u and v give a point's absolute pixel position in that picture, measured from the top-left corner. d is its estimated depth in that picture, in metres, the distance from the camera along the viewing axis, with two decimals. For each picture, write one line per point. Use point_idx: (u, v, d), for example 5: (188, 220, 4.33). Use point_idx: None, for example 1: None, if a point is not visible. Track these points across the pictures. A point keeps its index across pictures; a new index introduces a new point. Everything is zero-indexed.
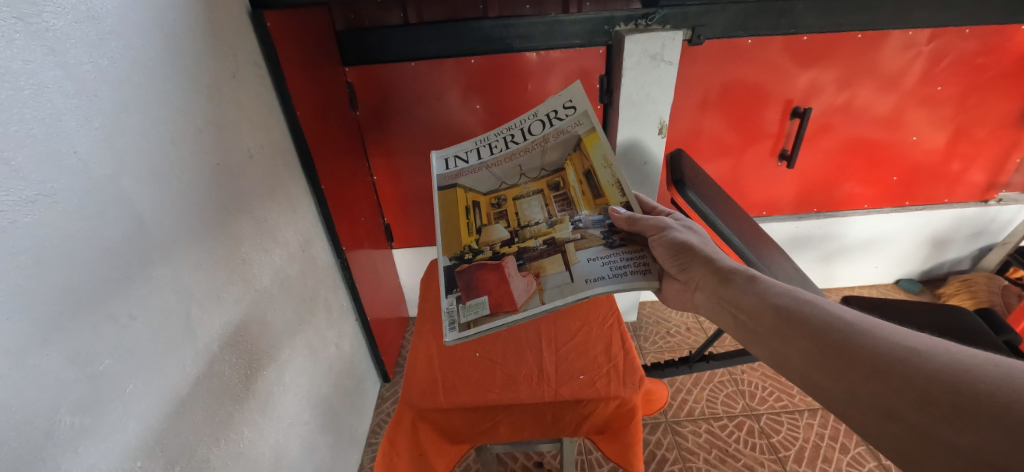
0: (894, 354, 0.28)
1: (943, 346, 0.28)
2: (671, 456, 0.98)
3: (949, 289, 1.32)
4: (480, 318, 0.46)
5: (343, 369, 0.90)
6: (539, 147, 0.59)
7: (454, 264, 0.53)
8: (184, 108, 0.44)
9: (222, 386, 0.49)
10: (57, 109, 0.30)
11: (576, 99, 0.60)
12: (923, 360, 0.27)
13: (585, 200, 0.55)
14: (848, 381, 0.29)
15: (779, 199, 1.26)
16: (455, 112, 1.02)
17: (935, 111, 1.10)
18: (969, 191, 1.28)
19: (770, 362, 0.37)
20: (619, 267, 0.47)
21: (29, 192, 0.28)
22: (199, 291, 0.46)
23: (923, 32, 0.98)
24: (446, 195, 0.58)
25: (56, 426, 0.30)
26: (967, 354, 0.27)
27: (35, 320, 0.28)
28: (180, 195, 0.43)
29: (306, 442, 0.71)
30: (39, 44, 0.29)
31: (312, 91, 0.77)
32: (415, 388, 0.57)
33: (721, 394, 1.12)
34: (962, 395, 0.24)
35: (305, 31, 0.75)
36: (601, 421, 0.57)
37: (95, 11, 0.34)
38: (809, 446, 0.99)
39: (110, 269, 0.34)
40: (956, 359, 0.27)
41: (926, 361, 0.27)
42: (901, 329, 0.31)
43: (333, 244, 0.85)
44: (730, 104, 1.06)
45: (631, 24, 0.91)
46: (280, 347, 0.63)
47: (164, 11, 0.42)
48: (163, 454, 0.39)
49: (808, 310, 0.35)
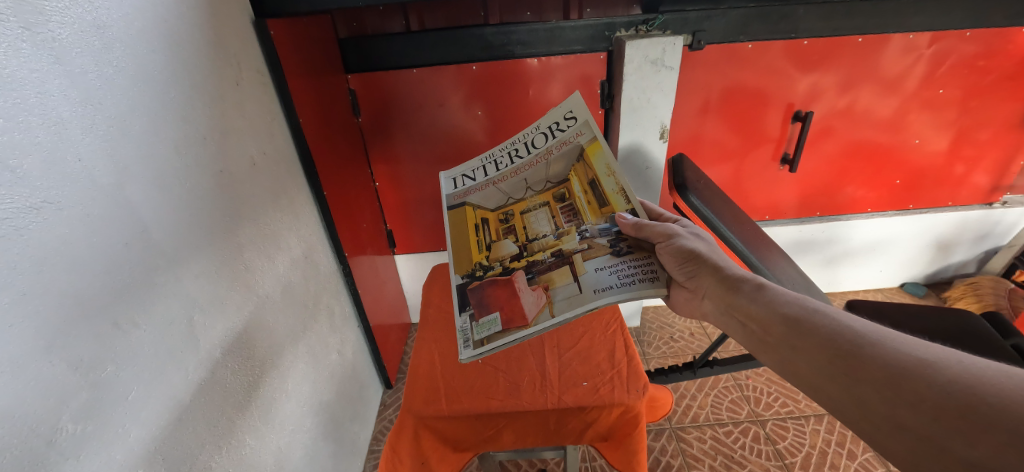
0: (905, 367, 0.28)
1: (955, 357, 0.27)
2: (676, 463, 0.97)
3: (955, 292, 1.33)
4: (493, 334, 0.46)
5: (345, 375, 0.89)
6: (543, 160, 0.59)
7: (467, 281, 0.53)
8: (188, 116, 0.45)
9: (223, 393, 0.49)
10: (62, 117, 0.30)
11: (576, 110, 0.60)
12: (933, 373, 0.27)
13: (591, 209, 0.55)
14: (859, 393, 0.29)
15: (782, 203, 1.25)
16: (455, 119, 1.03)
17: (938, 114, 1.10)
18: (973, 194, 1.27)
19: (780, 371, 0.36)
20: (627, 276, 0.47)
21: (34, 199, 0.28)
22: (202, 298, 0.46)
23: (924, 36, 0.98)
24: (456, 213, 0.58)
25: (59, 434, 0.29)
26: (979, 367, 0.26)
27: (39, 328, 0.28)
28: (182, 201, 0.43)
29: (307, 450, 0.70)
30: (46, 52, 0.29)
31: (314, 98, 0.77)
32: (418, 396, 0.56)
33: (726, 399, 1.10)
34: (972, 406, 0.24)
35: (308, 39, 0.75)
36: (605, 428, 0.57)
37: (101, 21, 0.34)
38: (815, 453, 0.98)
39: (114, 277, 0.34)
40: (969, 371, 0.26)
41: (937, 375, 0.27)
42: (912, 338, 0.31)
43: (334, 250, 0.85)
44: (730, 109, 1.06)
45: (631, 30, 0.90)
46: (280, 354, 0.62)
47: (168, 19, 0.42)
48: (165, 461, 0.39)
49: (817, 319, 0.35)
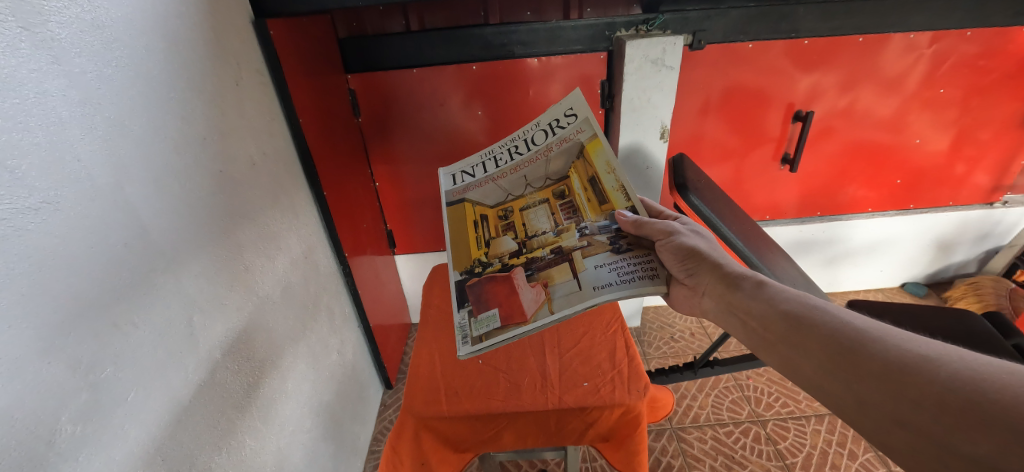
0: (906, 364, 0.28)
1: (956, 354, 0.27)
2: (676, 464, 0.97)
3: (955, 292, 1.33)
4: (492, 331, 0.46)
5: (345, 375, 0.89)
6: (543, 157, 0.59)
7: (465, 278, 0.53)
8: (187, 115, 0.45)
9: (223, 393, 0.48)
10: (61, 117, 0.30)
11: (577, 107, 0.60)
12: (935, 369, 0.27)
13: (590, 206, 0.55)
14: (858, 389, 0.29)
15: (783, 202, 1.25)
16: (455, 119, 1.03)
17: (938, 114, 1.10)
18: (974, 194, 1.27)
19: (779, 368, 0.36)
20: (627, 273, 0.46)
21: (33, 199, 0.28)
22: (201, 298, 0.46)
23: (924, 36, 0.98)
24: (455, 209, 0.58)
25: (58, 435, 0.29)
26: (980, 363, 0.26)
27: (37, 329, 0.28)
28: (181, 201, 0.43)
29: (307, 450, 0.70)
30: (45, 53, 0.29)
31: (313, 98, 0.77)
32: (418, 397, 0.56)
33: (727, 400, 1.10)
34: (975, 403, 0.24)
35: (308, 39, 0.75)
36: (606, 429, 0.57)
37: (100, 21, 0.34)
38: (816, 453, 0.98)
39: (113, 278, 0.34)
40: (970, 367, 0.26)
41: (939, 372, 0.26)
42: (913, 335, 0.31)
43: (334, 250, 0.85)
44: (730, 109, 1.06)
45: (631, 30, 0.90)
46: (280, 354, 0.62)
47: (168, 19, 0.42)
48: (164, 462, 0.39)
49: (817, 317, 0.35)
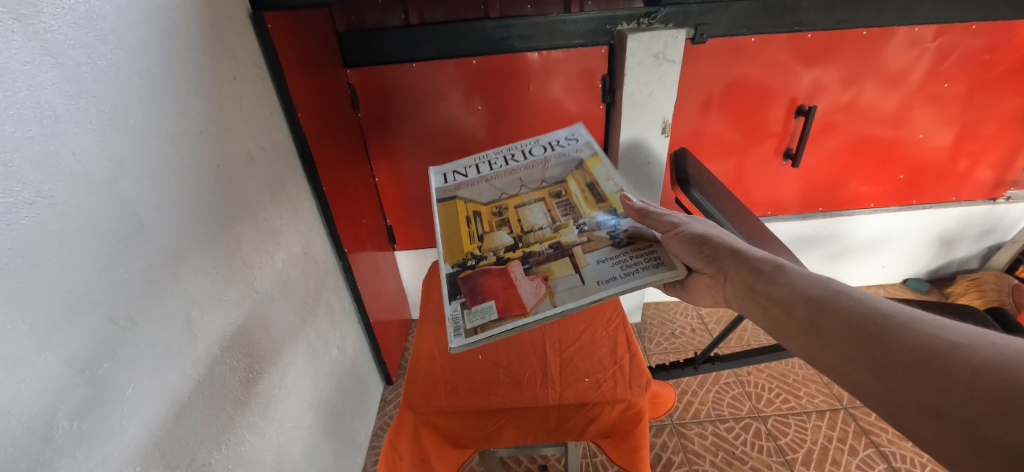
0: (938, 351, 0.27)
1: (989, 339, 0.26)
2: (676, 459, 0.97)
3: (958, 288, 1.32)
4: (488, 323, 0.44)
5: (344, 371, 0.89)
6: (541, 165, 0.62)
7: (458, 271, 0.50)
8: (183, 109, 0.44)
9: (222, 390, 0.48)
10: (55, 110, 0.30)
11: (577, 134, 0.67)
12: (967, 357, 0.26)
13: (587, 205, 0.56)
14: (887, 377, 0.29)
15: (784, 197, 1.24)
16: (455, 114, 1.02)
17: (942, 109, 1.09)
18: (977, 190, 1.26)
19: (803, 356, 0.36)
20: (630, 266, 0.47)
21: (27, 193, 0.27)
22: (200, 293, 0.45)
23: (929, 29, 0.96)
24: (447, 206, 0.58)
25: (56, 430, 0.29)
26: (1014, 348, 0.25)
27: (34, 324, 0.27)
28: (178, 195, 0.42)
29: (307, 446, 0.70)
30: (38, 45, 0.29)
31: (312, 91, 0.76)
32: (418, 391, 0.56)
33: (727, 396, 1.10)
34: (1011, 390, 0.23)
35: (306, 32, 0.74)
36: (607, 425, 0.56)
37: (94, 12, 0.33)
38: (817, 448, 0.98)
39: (108, 274, 0.34)
40: (1003, 352, 0.25)
41: (971, 358, 0.26)
42: (943, 320, 0.30)
43: (333, 245, 0.84)
44: (732, 104, 1.05)
45: (632, 23, 0.90)
46: (280, 350, 0.62)
47: (164, 11, 0.42)
48: (163, 457, 0.39)
49: (843, 302, 0.34)
